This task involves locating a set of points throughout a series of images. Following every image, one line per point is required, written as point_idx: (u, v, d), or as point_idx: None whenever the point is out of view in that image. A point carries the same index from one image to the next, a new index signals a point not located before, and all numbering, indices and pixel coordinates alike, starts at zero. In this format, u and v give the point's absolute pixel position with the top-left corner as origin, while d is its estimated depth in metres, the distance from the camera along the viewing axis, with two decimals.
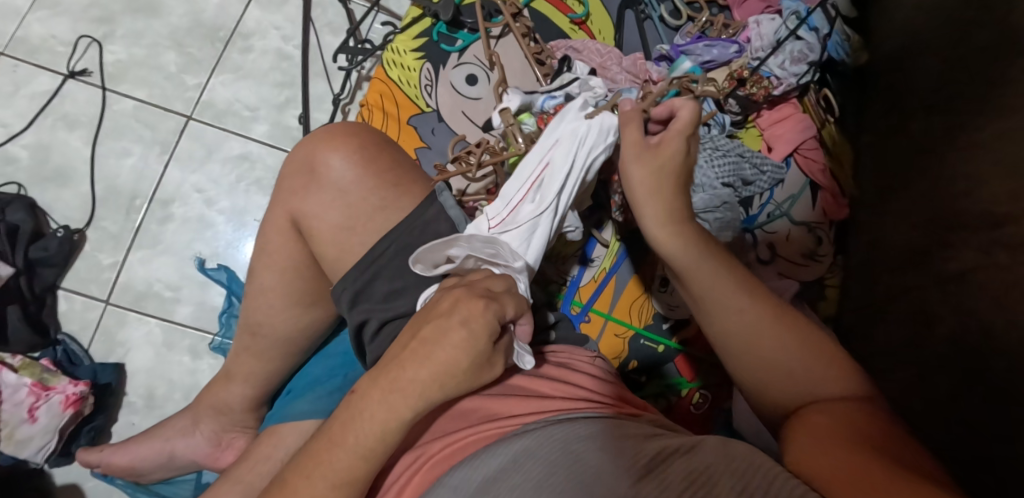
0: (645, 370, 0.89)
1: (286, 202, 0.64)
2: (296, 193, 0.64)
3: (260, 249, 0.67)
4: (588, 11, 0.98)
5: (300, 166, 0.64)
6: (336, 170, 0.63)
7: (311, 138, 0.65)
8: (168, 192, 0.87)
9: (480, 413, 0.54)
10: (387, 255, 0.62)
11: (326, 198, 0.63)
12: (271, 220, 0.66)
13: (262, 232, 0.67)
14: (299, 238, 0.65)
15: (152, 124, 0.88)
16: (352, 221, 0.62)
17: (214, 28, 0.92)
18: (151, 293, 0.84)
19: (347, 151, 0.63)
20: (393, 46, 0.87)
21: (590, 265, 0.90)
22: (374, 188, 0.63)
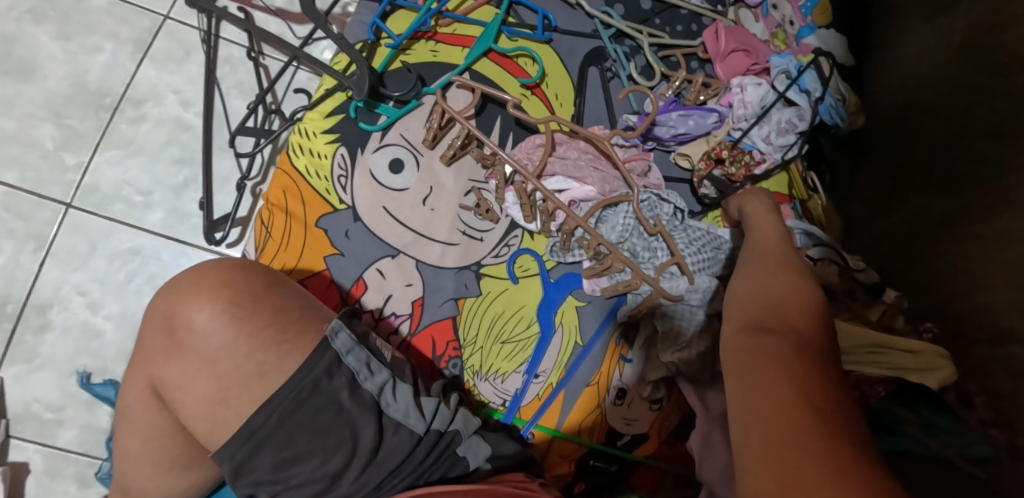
0: (595, 493, 0.79)
1: (146, 365, 0.58)
2: (156, 357, 0.58)
3: (123, 409, 0.60)
4: (543, 72, 0.83)
5: (159, 326, 0.58)
6: (200, 330, 0.56)
7: (172, 286, 0.58)
8: (44, 296, 0.75)
9: None
10: (268, 426, 0.55)
11: (190, 366, 0.56)
12: (130, 382, 0.60)
13: (121, 394, 0.60)
14: (164, 406, 0.59)
15: (24, 214, 0.75)
16: (224, 393, 0.56)
17: (100, 95, 0.79)
18: (28, 415, 0.74)
19: (216, 304, 0.57)
20: (301, 127, 0.73)
21: (535, 379, 0.77)
22: (245, 352, 0.56)
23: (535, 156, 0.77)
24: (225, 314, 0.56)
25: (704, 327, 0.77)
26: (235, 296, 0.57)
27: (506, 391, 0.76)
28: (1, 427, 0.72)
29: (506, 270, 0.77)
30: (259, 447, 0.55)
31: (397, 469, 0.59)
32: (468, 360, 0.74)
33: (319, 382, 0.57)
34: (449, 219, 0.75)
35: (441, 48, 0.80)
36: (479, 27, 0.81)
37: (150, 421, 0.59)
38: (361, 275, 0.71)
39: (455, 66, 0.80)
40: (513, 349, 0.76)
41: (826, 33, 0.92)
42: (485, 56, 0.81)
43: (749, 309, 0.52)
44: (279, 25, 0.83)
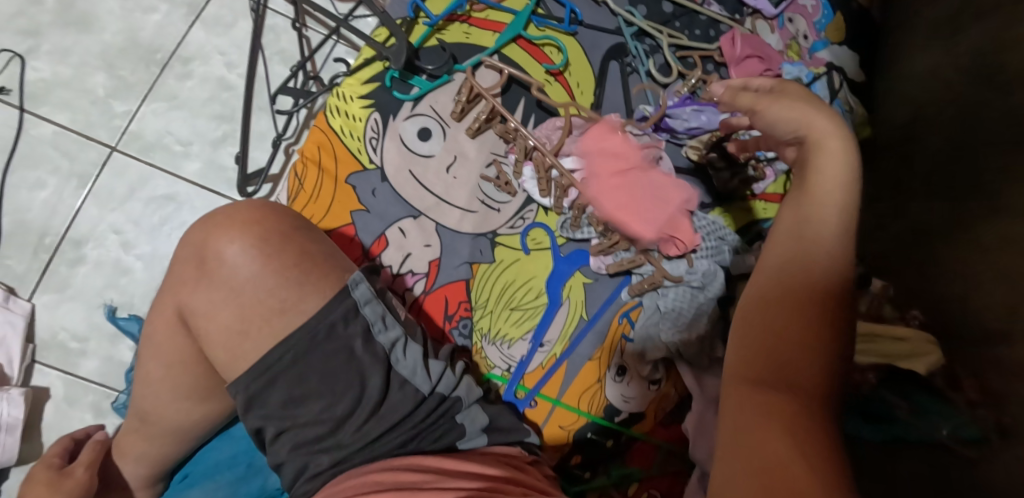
0: (590, 465, 0.80)
1: (174, 294, 0.61)
2: (185, 286, 0.61)
3: (148, 335, 0.63)
4: (567, 61, 0.88)
5: (191, 257, 0.61)
6: (232, 263, 0.60)
7: (207, 221, 0.61)
8: (81, 232, 0.79)
9: None
10: (285, 360, 0.58)
11: (215, 297, 0.60)
12: (162, 308, 0.62)
13: (150, 321, 0.63)
14: (187, 333, 0.62)
15: (70, 153, 0.80)
16: (246, 325, 0.59)
17: (151, 50, 0.84)
18: (54, 343, 0.77)
19: (245, 241, 0.60)
20: (340, 91, 0.78)
21: (540, 349, 0.80)
22: (270, 288, 0.59)
23: (554, 137, 0.81)
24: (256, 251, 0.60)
25: (704, 310, 0.80)
26: (267, 236, 0.61)
27: (511, 357, 0.79)
28: (28, 351, 0.76)
29: (520, 241, 0.80)
30: (274, 380, 0.58)
31: (399, 423, 0.61)
32: (478, 322, 0.78)
33: (336, 325, 0.59)
34: (469, 188, 0.78)
35: (474, 31, 0.85)
36: (511, 15, 0.87)
37: (172, 347, 0.62)
38: (383, 232, 0.75)
39: (485, 48, 0.84)
40: (520, 318, 0.79)
41: (839, 50, 1.00)
42: (514, 42, 0.86)
43: (770, 289, 0.46)
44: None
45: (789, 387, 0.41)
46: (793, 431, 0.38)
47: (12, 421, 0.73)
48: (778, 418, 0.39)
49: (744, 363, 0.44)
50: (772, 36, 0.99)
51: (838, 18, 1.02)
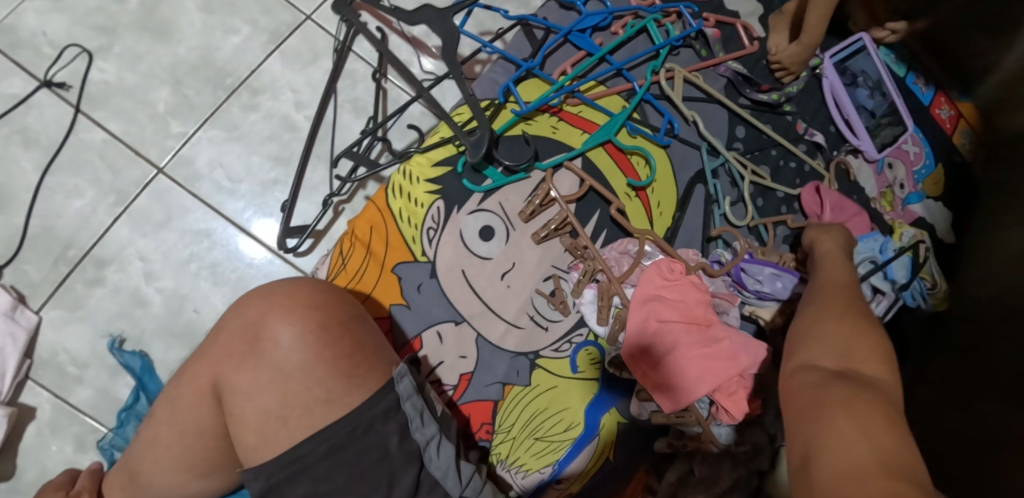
0: None
1: (214, 364, 0.57)
2: (229, 360, 0.56)
3: (169, 394, 0.59)
4: (653, 178, 0.80)
5: (241, 329, 0.57)
6: (283, 348, 0.56)
7: (266, 296, 0.58)
8: (107, 252, 0.74)
9: None
10: (317, 453, 0.54)
11: (260, 378, 0.56)
12: (193, 376, 0.57)
13: (179, 381, 0.58)
14: (217, 406, 0.57)
15: (116, 166, 0.75)
16: (287, 412, 0.55)
17: (223, 73, 0.79)
18: (53, 363, 0.72)
19: (303, 327, 0.57)
20: (406, 168, 0.71)
21: (555, 485, 0.73)
22: (320, 378, 0.56)
23: (623, 262, 0.75)
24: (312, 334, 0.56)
25: (741, 484, 0.73)
26: (322, 324, 0.57)
27: (523, 488, 0.72)
28: (23, 367, 0.71)
29: (562, 365, 0.73)
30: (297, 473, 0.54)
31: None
32: (497, 447, 0.71)
33: (375, 420, 0.55)
34: (522, 300, 0.72)
35: (562, 126, 0.78)
36: (604, 115, 0.79)
37: (193, 417, 0.57)
38: (420, 333, 0.69)
39: (569, 148, 0.78)
40: (544, 449, 0.73)
41: (934, 205, 0.88)
42: (602, 146, 0.79)
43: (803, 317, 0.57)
44: (409, 55, 0.84)
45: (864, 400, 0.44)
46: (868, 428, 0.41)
47: None
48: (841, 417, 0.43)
49: (814, 360, 0.50)
50: (868, 181, 0.86)
51: (938, 171, 0.89)
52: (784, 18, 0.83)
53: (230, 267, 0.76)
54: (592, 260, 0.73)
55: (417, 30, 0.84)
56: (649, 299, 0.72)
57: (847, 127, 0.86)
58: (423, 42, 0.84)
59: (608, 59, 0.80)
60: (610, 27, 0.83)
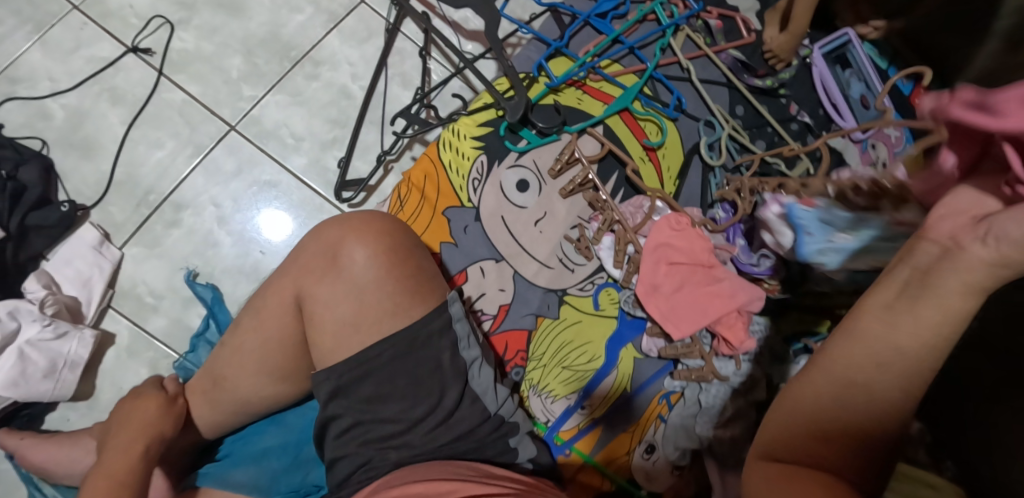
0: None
1: (297, 278, 0.65)
2: (311, 275, 0.65)
3: (255, 307, 0.67)
4: (664, 142, 0.92)
5: (320, 252, 0.65)
6: (358, 265, 0.64)
7: (343, 223, 0.66)
8: (184, 197, 0.83)
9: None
10: (384, 357, 0.62)
11: (338, 290, 0.64)
12: (276, 288, 0.65)
13: (261, 294, 0.66)
14: (298, 316, 0.65)
15: (193, 123, 0.85)
16: (359, 320, 0.63)
17: (289, 47, 0.89)
18: (132, 293, 0.81)
19: (377, 249, 0.65)
20: (454, 127, 0.84)
21: (580, 410, 0.83)
22: (390, 292, 0.64)
23: (636, 214, 0.85)
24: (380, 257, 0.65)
25: (743, 413, 0.82)
26: (388, 248, 0.66)
27: (552, 410, 0.82)
28: (106, 296, 0.80)
29: (586, 303, 0.84)
30: (366, 375, 0.62)
31: (462, 437, 0.66)
32: (530, 373, 0.82)
33: (433, 335, 0.64)
34: (551, 244, 0.83)
35: (586, 98, 0.90)
36: (621, 89, 0.92)
37: (275, 326, 0.65)
38: (466, 267, 0.80)
39: (592, 116, 0.90)
40: (569, 377, 0.83)
41: None
42: (619, 114, 0.91)
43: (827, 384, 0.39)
44: (450, 36, 0.95)
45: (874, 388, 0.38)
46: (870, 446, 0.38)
47: (76, 358, 0.76)
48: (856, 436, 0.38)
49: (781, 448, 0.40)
50: (853, 158, 0.99)
51: None
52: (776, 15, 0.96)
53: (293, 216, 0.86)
54: (609, 212, 0.83)
55: (459, 15, 0.95)
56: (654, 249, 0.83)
57: (834, 109, 0.99)
58: (464, 26, 0.95)
59: (622, 40, 0.92)
60: (625, 14, 0.95)
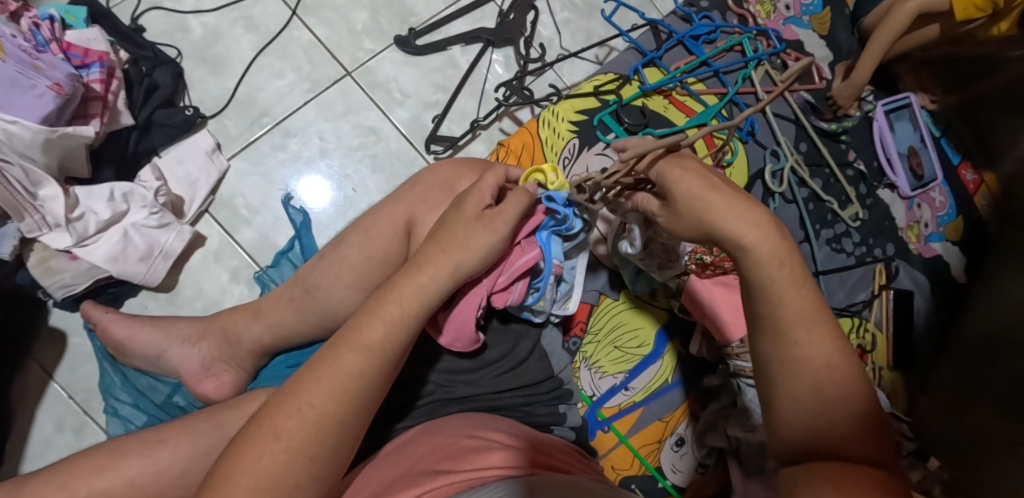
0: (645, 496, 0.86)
1: (413, 205, 0.69)
2: (428, 204, 0.68)
3: (365, 225, 0.71)
4: (732, 161, 1.01)
5: (439, 183, 0.69)
6: None
7: (464, 164, 0.70)
8: (294, 126, 0.91)
9: (446, 457, 0.57)
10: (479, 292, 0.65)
11: None
12: (389, 211, 0.70)
13: (374, 215, 0.71)
14: (406, 238, 0.69)
15: (315, 63, 0.94)
16: None
17: (409, 13, 1.00)
18: (230, 204, 0.87)
19: None
20: (554, 109, 0.93)
21: (623, 391, 0.89)
22: None
23: None
24: None
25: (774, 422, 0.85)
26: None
27: (599, 387, 0.88)
28: (208, 201, 0.85)
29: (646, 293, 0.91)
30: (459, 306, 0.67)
31: (526, 387, 0.69)
32: (585, 346, 0.89)
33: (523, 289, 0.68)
34: None
35: (672, 108, 1.00)
36: (703, 106, 1.01)
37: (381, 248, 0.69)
38: None
39: (675, 124, 0.98)
40: (620, 357, 0.90)
41: (952, 248, 1.04)
42: (698, 127, 0.98)
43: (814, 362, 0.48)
44: (552, 32, 1.05)
45: (792, 333, 0.49)
46: (855, 389, 0.48)
47: (170, 250, 0.80)
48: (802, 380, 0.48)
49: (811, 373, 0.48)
50: (898, 213, 1.05)
51: (959, 220, 1.05)
52: (844, 66, 1.08)
53: (387, 163, 0.93)
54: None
55: (561, 16, 1.06)
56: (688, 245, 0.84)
57: (888, 164, 1.06)
58: (565, 25, 1.06)
59: (710, 63, 1.03)
60: (715, 40, 1.06)
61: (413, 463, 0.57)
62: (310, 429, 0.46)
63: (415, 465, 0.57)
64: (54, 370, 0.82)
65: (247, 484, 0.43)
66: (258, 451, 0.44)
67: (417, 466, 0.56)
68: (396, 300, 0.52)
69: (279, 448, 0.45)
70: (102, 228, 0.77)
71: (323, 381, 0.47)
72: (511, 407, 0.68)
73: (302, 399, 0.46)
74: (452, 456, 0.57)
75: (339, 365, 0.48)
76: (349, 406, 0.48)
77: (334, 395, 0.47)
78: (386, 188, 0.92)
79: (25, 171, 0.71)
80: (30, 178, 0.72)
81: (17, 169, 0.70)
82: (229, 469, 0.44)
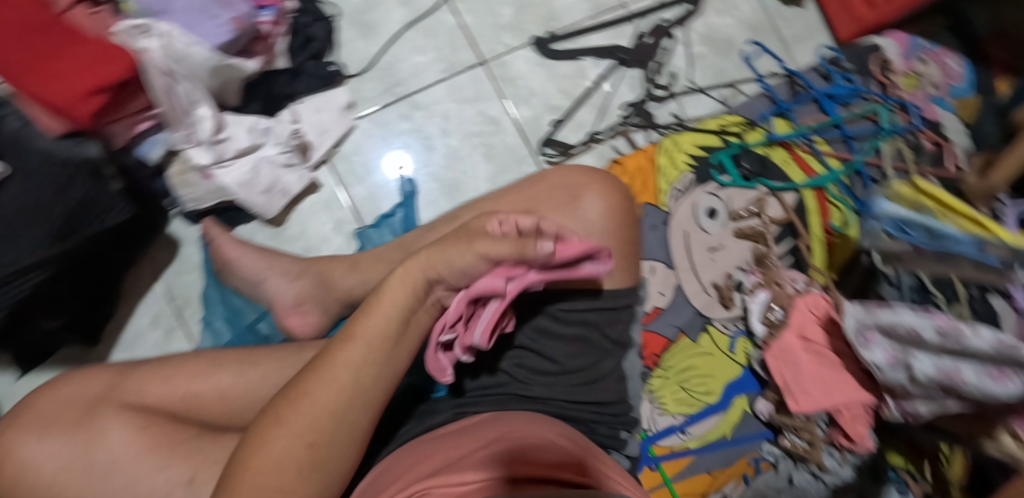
0: None
1: (528, 200, 0.71)
2: (544, 203, 0.70)
3: (478, 208, 0.73)
4: (844, 230, 0.98)
5: (558, 185, 0.70)
6: (590, 211, 0.67)
7: (586, 172, 0.71)
8: (423, 101, 0.95)
9: (504, 447, 0.54)
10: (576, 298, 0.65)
11: (564, 223, 0.67)
12: (503, 200, 0.72)
13: (488, 201, 0.72)
14: None
15: (455, 46, 0.98)
16: None
17: (552, 18, 1.03)
18: (349, 161, 0.92)
19: (607, 205, 0.68)
20: (676, 139, 0.95)
21: (679, 433, 0.87)
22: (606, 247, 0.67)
23: (798, 284, 0.90)
24: (610, 212, 0.68)
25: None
26: (621, 206, 0.69)
27: (655, 423, 0.87)
28: (331, 153, 0.90)
29: (727, 341, 0.90)
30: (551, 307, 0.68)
31: (597, 404, 0.67)
32: (652, 379, 0.87)
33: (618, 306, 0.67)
34: (714, 273, 0.92)
35: (791, 163, 0.99)
36: (824, 169, 1.00)
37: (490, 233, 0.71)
38: (646, 259, 0.90)
39: (791, 181, 0.98)
40: (684, 399, 0.88)
41: None
42: (814, 189, 0.98)
43: None
44: (683, 63, 1.05)
45: None
46: None
47: (289, 188, 0.86)
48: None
49: None
50: None
51: None
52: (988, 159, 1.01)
53: (499, 154, 0.96)
54: (770, 274, 0.91)
55: (696, 49, 1.06)
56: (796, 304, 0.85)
57: None
58: (698, 59, 1.06)
59: (841, 127, 1.02)
60: (852, 105, 1.04)
61: (472, 448, 0.54)
62: (327, 415, 0.46)
63: (473, 448, 0.54)
64: (162, 272, 0.89)
65: (268, 464, 0.44)
66: (270, 441, 0.45)
67: (468, 453, 0.54)
68: (391, 295, 0.51)
69: (297, 435, 0.46)
70: (238, 155, 0.82)
71: (337, 373, 0.47)
72: (577, 420, 0.66)
73: (311, 392, 0.47)
74: (505, 451, 0.53)
75: (347, 357, 0.48)
76: (361, 396, 0.48)
77: (340, 388, 0.47)
78: (493, 179, 0.94)
79: (189, 90, 0.77)
80: (191, 96, 0.77)
81: (184, 86, 0.76)
82: (245, 456, 0.45)
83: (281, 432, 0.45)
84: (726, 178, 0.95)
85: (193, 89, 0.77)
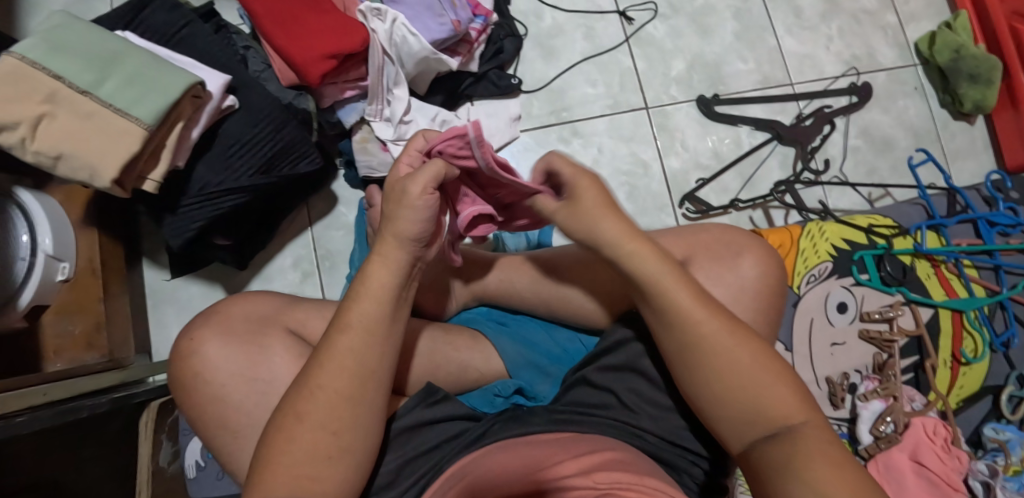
0: None
1: (679, 246, 0.73)
2: (694, 252, 0.72)
3: None
4: (975, 362, 0.94)
5: (713, 240, 0.72)
6: (742, 272, 0.69)
7: (743, 234, 0.73)
8: (583, 130, 1.00)
9: (590, 460, 0.54)
10: None
11: (713, 277, 0.69)
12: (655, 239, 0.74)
13: None
14: None
15: (624, 86, 1.03)
16: None
17: (719, 82, 1.06)
18: None
19: (759, 271, 0.69)
20: (823, 226, 0.96)
21: None
22: (748, 311, 0.68)
23: (915, 404, 0.88)
24: (760, 280, 0.69)
25: None
26: (772, 276, 0.70)
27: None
28: None
29: None
30: None
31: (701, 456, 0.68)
32: None
33: None
34: (832, 368, 0.91)
35: (933, 279, 0.96)
36: (968, 294, 0.96)
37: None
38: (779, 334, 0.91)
39: (930, 297, 0.95)
40: None
41: None
42: (953, 311, 0.95)
43: None
44: (838, 152, 1.06)
45: None
46: None
47: None
48: (770, 427, 0.51)
49: None
50: None
51: None
52: None
53: (640, 196, 0.99)
54: (889, 384, 0.87)
55: (853, 141, 1.07)
56: (913, 423, 0.83)
57: None
58: (853, 151, 1.07)
59: (994, 255, 0.97)
60: (1010, 236, 0.99)
61: (559, 454, 0.56)
62: (339, 400, 0.51)
63: (543, 456, 0.56)
64: (315, 223, 0.97)
65: (293, 452, 0.49)
66: (294, 431, 0.50)
67: (524, 458, 0.56)
68: (377, 281, 0.54)
69: (317, 422, 0.50)
70: None
71: (339, 366, 0.51)
72: None
73: (312, 392, 0.51)
74: (567, 462, 0.55)
75: (342, 346, 0.52)
76: (361, 376, 0.52)
77: (346, 368, 0.52)
78: (629, 217, 0.98)
79: (394, 72, 0.86)
80: (395, 78, 0.86)
81: (393, 69, 0.85)
82: (269, 451, 0.50)
83: (300, 426, 0.50)
84: (864, 277, 0.94)
85: (398, 73, 0.86)
